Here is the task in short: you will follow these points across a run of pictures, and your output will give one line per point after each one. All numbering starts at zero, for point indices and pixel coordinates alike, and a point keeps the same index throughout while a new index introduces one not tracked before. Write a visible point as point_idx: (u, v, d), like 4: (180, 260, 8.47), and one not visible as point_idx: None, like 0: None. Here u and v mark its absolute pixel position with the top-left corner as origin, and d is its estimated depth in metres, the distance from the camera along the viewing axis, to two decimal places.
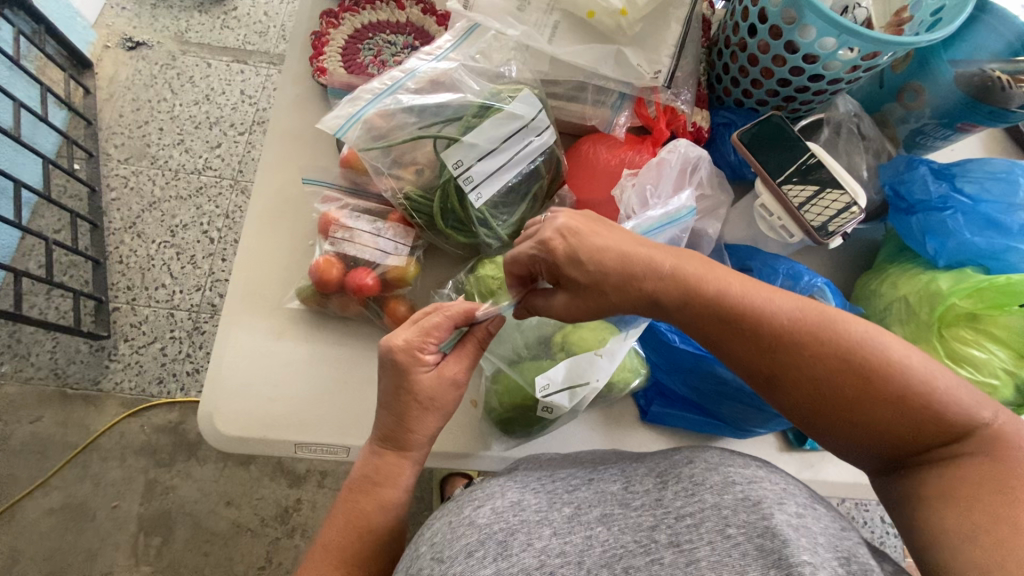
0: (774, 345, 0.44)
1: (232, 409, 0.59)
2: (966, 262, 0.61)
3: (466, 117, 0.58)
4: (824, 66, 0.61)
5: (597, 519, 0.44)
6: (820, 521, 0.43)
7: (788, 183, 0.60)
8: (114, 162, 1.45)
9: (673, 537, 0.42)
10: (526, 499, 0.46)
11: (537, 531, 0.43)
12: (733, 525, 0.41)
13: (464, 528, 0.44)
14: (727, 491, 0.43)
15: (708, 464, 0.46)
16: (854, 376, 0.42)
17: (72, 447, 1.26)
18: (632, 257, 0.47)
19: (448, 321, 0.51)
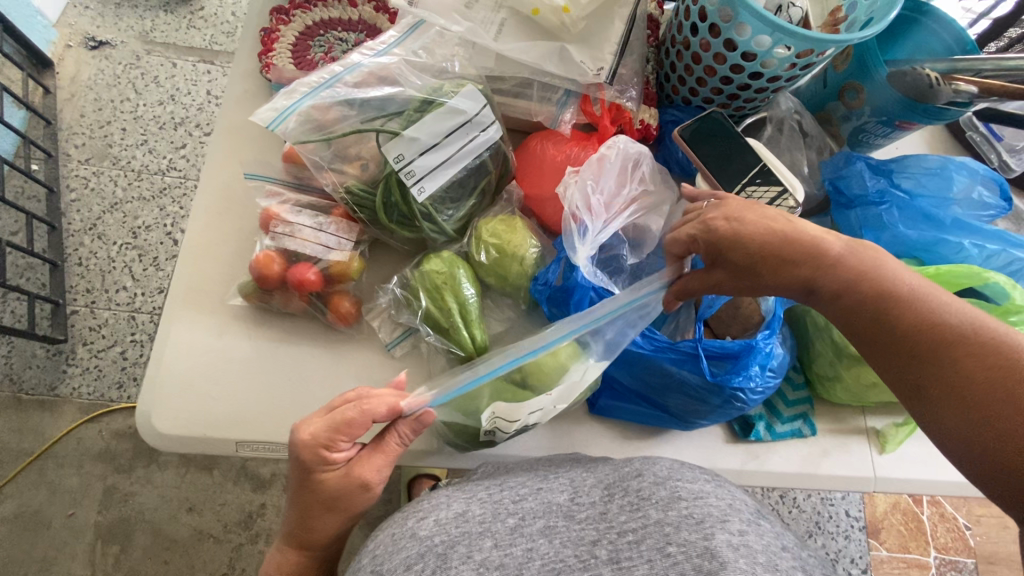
0: (927, 347, 0.44)
1: (171, 408, 0.58)
2: (900, 254, 0.64)
3: (408, 112, 0.58)
4: (762, 63, 0.63)
5: (540, 532, 0.50)
6: (761, 536, 0.49)
7: (750, 185, 0.61)
8: (74, 163, 1.42)
9: (613, 554, 0.48)
10: (471, 510, 0.51)
11: (479, 543, 0.49)
12: (672, 543, 0.47)
13: (405, 541, 0.49)
14: (672, 508, 0.49)
15: (656, 479, 0.52)
16: (1000, 394, 0.41)
17: (27, 455, 1.22)
18: (805, 244, 0.48)
19: (364, 419, 0.49)
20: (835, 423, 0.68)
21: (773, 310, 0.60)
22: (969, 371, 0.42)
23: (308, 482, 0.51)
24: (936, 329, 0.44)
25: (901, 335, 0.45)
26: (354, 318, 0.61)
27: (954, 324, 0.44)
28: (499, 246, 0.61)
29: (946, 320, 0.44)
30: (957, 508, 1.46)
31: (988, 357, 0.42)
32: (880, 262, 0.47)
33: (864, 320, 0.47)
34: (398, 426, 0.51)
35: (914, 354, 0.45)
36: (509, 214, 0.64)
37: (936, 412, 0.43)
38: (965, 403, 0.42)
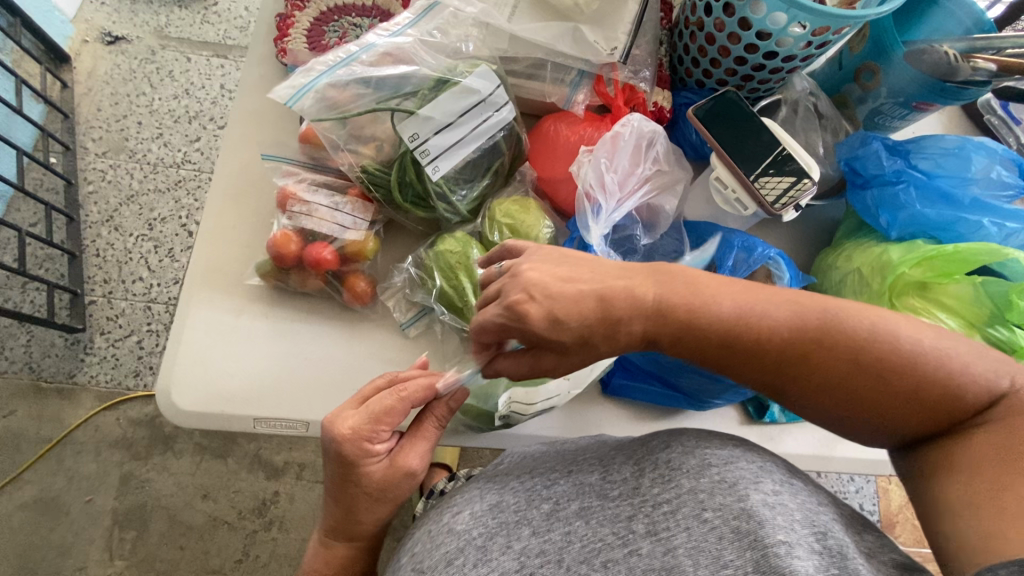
0: (769, 353, 0.44)
1: (189, 385, 0.59)
2: (918, 234, 0.63)
3: (423, 92, 0.58)
4: (776, 42, 0.63)
5: (575, 514, 0.48)
6: (796, 496, 0.45)
7: (764, 175, 0.60)
8: (91, 156, 1.45)
9: (650, 527, 0.45)
10: (505, 500, 0.51)
11: (516, 532, 0.47)
12: (709, 509, 0.44)
13: (442, 537, 0.50)
14: (704, 475, 0.46)
15: (684, 448, 0.49)
16: (892, 375, 0.41)
17: (46, 441, 1.24)
18: (618, 296, 0.45)
19: (403, 404, 0.51)
20: None
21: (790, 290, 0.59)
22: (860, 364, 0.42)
23: (352, 478, 0.51)
24: (768, 342, 0.43)
25: (716, 347, 0.45)
26: (368, 299, 0.61)
27: (785, 332, 0.43)
28: (513, 226, 0.61)
29: (791, 330, 0.43)
30: None
31: (880, 348, 0.41)
32: (694, 286, 0.45)
33: (675, 342, 0.46)
34: (434, 411, 0.53)
35: (782, 368, 0.44)
36: (522, 196, 0.64)
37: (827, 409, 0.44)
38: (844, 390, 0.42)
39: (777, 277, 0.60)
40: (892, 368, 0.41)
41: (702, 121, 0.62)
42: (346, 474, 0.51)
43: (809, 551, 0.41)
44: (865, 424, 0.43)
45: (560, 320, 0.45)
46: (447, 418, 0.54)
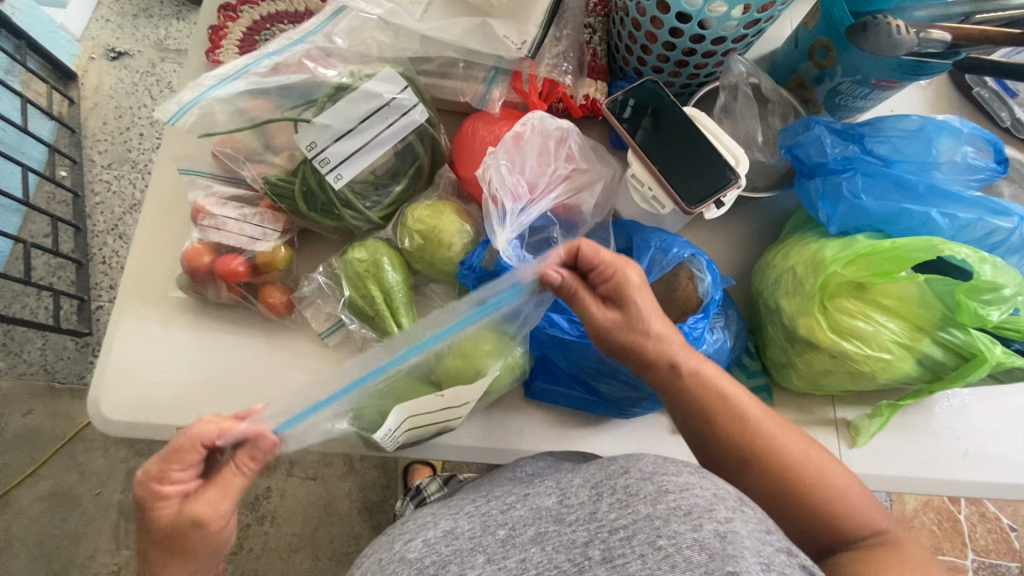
0: (738, 426, 0.50)
1: (117, 396, 0.61)
2: (861, 228, 0.57)
3: (321, 100, 0.57)
4: (700, 23, 0.58)
5: (531, 540, 0.42)
6: (748, 522, 0.41)
7: (724, 181, 0.55)
8: (97, 168, 1.52)
9: (606, 554, 0.40)
10: (460, 526, 0.45)
11: (470, 560, 0.42)
12: (663, 536, 0.39)
13: (392, 566, 0.43)
14: (660, 501, 0.41)
15: (642, 474, 0.43)
16: (817, 474, 0.49)
17: (60, 438, 1.33)
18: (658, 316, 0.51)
19: (187, 442, 0.45)
20: (800, 413, 0.64)
21: (711, 293, 0.55)
22: (804, 460, 0.49)
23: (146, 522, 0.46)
24: (747, 419, 0.50)
25: (703, 405, 0.50)
26: (287, 312, 0.62)
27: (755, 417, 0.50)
28: (424, 232, 0.60)
29: (767, 421, 0.50)
30: (1000, 507, 1.36)
31: (812, 455, 0.50)
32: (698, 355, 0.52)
33: (673, 386, 0.51)
34: (233, 458, 0.46)
35: (751, 446, 0.49)
36: (438, 200, 0.62)
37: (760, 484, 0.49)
38: (777, 477, 0.49)
39: (699, 278, 0.56)
40: (814, 470, 0.49)
41: (625, 120, 0.58)
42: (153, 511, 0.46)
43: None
44: (776, 499, 0.49)
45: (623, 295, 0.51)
46: (253, 466, 0.47)
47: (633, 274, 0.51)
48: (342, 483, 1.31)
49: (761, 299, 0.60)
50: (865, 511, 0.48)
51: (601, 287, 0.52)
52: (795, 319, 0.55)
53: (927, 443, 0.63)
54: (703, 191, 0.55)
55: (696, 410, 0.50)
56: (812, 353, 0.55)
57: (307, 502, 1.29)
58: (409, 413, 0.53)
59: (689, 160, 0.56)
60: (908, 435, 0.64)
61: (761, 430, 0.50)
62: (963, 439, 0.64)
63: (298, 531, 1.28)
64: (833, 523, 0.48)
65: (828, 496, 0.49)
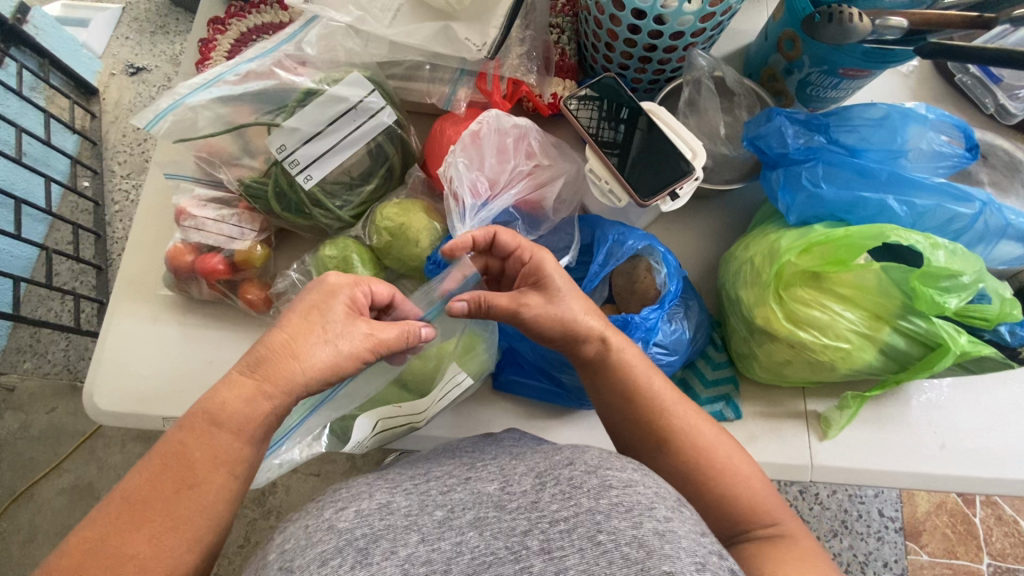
0: (653, 408, 0.51)
1: (109, 387, 0.65)
2: (821, 218, 0.57)
3: (290, 105, 0.60)
4: (657, 17, 0.58)
5: (469, 523, 0.41)
6: (685, 523, 0.41)
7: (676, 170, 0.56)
8: (117, 179, 1.59)
9: (544, 545, 0.39)
10: (395, 501, 0.43)
11: (403, 538, 0.40)
12: (603, 531, 0.39)
13: (320, 535, 0.40)
14: (602, 496, 0.41)
15: (587, 467, 0.43)
16: (725, 462, 0.49)
17: (80, 434, 1.40)
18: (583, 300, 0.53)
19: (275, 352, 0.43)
20: (769, 406, 0.63)
21: (668, 284, 0.56)
22: (716, 445, 0.50)
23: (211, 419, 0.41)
24: (663, 401, 0.51)
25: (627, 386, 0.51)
26: (263, 307, 0.64)
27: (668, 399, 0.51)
28: (392, 229, 0.62)
29: (683, 407, 0.51)
30: (1021, 511, 1.31)
31: (722, 444, 0.50)
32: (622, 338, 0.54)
33: (596, 367, 0.52)
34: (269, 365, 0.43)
35: (665, 428, 0.50)
36: (408, 199, 0.65)
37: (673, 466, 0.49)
38: (688, 460, 0.49)
39: (656, 270, 0.57)
40: (725, 458, 0.49)
41: (623, 120, 0.59)
42: (179, 466, 0.40)
43: None
44: (687, 483, 0.49)
45: (541, 284, 0.52)
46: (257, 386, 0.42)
47: (550, 262, 0.53)
48: (345, 480, 1.34)
49: (724, 290, 0.60)
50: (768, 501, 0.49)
51: (523, 279, 0.54)
52: (753, 310, 0.55)
53: (901, 437, 0.62)
54: (657, 184, 0.56)
55: (618, 388, 0.51)
56: (771, 343, 0.55)
57: (312, 497, 1.33)
58: (382, 416, 0.53)
59: (645, 153, 0.57)
60: (882, 428, 0.63)
61: (674, 413, 0.51)
62: (939, 433, 0.62)
63: None
64: (742, 512, 0.48)
65: (734, 483, 0.49)
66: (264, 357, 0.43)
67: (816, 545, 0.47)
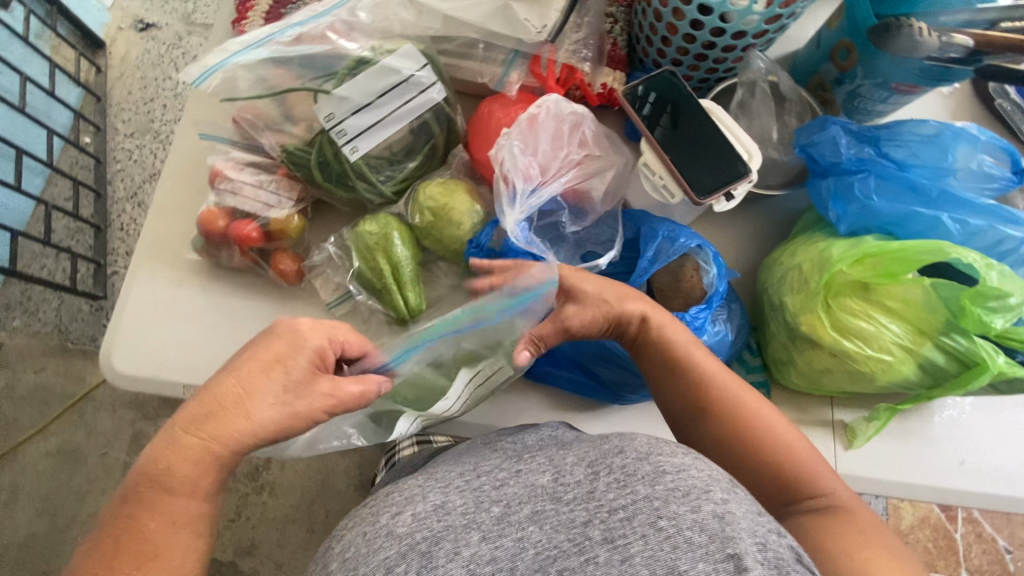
0: (701, 380, 0.52)
1: (128, 350, 0.63)
2: (870, 229, 0.57)
3: (342, 73, 0.58)
4: (722, 16, 0.58)
5: (528, 518, 0.41)
6: (742, 505, 0.41)
7: (727, 162, 0.56)
8: (120, 137, 1.53)
9: (606, 533, 0.40)
10: (451, 500, 0.43)
11: (464, 537, 0.41)
12: (664, 516, 0.39)
13: (381, 540, 0.41)
14: (658, 483, 0.41)
15: (638, 454, 0.43)
16: (772, 432, 0.50)
17: (70, 397, 1.36)
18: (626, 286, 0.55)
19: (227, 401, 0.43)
20: (797, 413, 0.64)
21: (716, 285, 0.56)
22: (760, 416, 0.51)
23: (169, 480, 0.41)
24: (710, 374, 0.52)
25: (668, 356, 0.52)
26: (294, 279, 0.63)
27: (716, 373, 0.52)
28: (434, 209, 0.61)
29: (731, 380, 0.52)
30: (996, 529, 1.35)
31: (771, 418, 0.51)
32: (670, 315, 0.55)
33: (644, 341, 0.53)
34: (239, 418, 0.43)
35: (708, 396, 0.51)
36: (450, 179, 0.63)
37: (720, 437, 0.50)
38: (733, 431, 0.50)
39: (704, 270, 0.57)
40: (772, 430, 0.50)
41: (647, 117, 0.58)
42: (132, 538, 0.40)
43: (755, 561, 0.37)
44: (733, 455, 0.50)
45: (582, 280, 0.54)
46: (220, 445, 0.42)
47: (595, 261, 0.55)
48: (341, 460, 1.33)
49: (765, 295, 0.60)
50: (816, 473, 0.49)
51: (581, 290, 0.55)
52: (797, 316, 0.56)
53: (923, 451, 0.63)
54: (713, 181, 0.55)
55: (667, 360, 0.52)
56: (812, 350, 0.56)
57: (306, 474, 1.32)
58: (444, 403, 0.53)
59: (702, 146, 0.57)
60: (906, 442, 0.64)
61: (723, 386, 0.51)
62: (960, 449, 0.63)
63: (295, 503, 1.31)
64: (791, 482, 0.49)
65: (780, 454, 0.49)
66: (212, 412, 0.43)
67: (876, 521, 0.47)
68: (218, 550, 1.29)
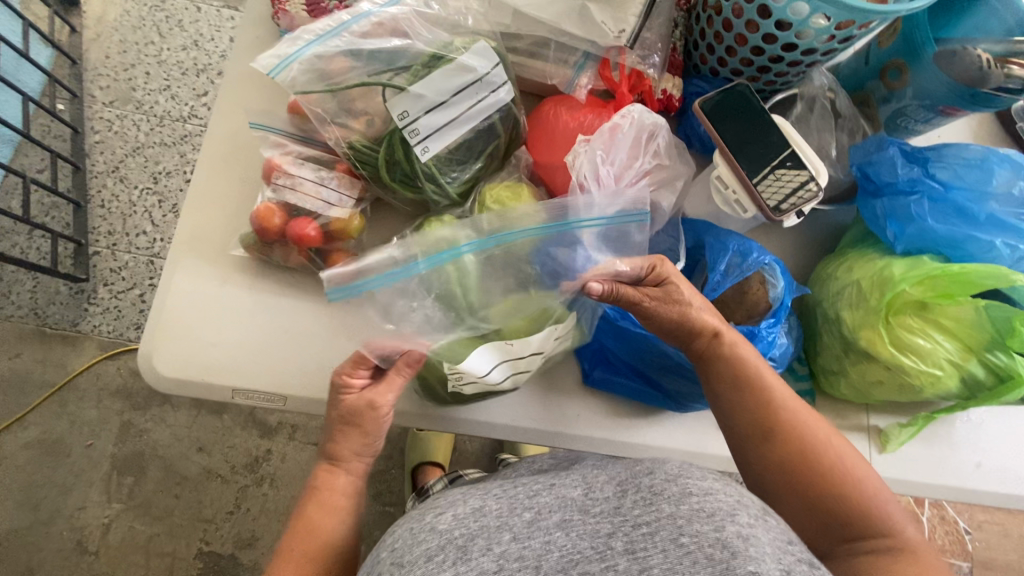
0: (769, 408, 0.54)
1: (172, 352, 0.59)
2: (925, 249, 0.60)
3: (415, 67, 0.56)
4: (797, 34, 0.58)
5: (556, 524, 0.40)
6: (768, 531, 0.40)
7: (778, 168, 0.56)
8: (98, 105, 1.41)
9: (629, 545, 0.38)
10: (488, 504, 0.43)
11: (497, 538, 0.40)
12: (687, 533, 0.38)
13: (423, 534, 0.41)
14: (683, 502, 0.40)
15: (667, 476, 0.42)
16: (837, 466, 0.52)
17: (50, 385, 1.28)
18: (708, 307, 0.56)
19: None
20: (836, 418, 0.67)
21: (782, 299, 0.58)
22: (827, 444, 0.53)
23: None
24: (779, 403, 0.54)
25: (744, 378, 0.54)
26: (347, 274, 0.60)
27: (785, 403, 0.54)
28: (502, 213, 0.59)
29: (799, 409, 0.54)
30: (959, 512, 1.45)
31: (838, 450, 0.53)
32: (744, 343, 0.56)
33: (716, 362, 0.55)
34: None
35: (775, 424, 0.53)
36: (515, 181, 0.62)
37: (782, 465, 0.53)
38: (797, 462, 0.52)
39: (771, 284, 0.58)
40: (839, 462, 0.52)
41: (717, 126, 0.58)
42: None
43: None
44: (796, 488, 0.52)
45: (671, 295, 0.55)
46: None
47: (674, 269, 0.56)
48: None
49: (818, 307, 0.63)
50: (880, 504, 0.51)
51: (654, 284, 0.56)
52: (856, 331, 0.58)
53: (947, 454, 0.68)
54: (783, 198, 0.57)
55: (736, 385, 0.54)
56: (866, 363, 0.59)
57: (308, 466, 1.28)
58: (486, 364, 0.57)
59: (773, 159, 0.57)
60: (934, 446, 0.68)
61: (791, 415, 0.53)
62: (978, 452, 0.68)
63: (296, 495, 1.27)
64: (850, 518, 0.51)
65: (845, 491, 0.51)
66: None
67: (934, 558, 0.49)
68: (217, 544, 1.24)
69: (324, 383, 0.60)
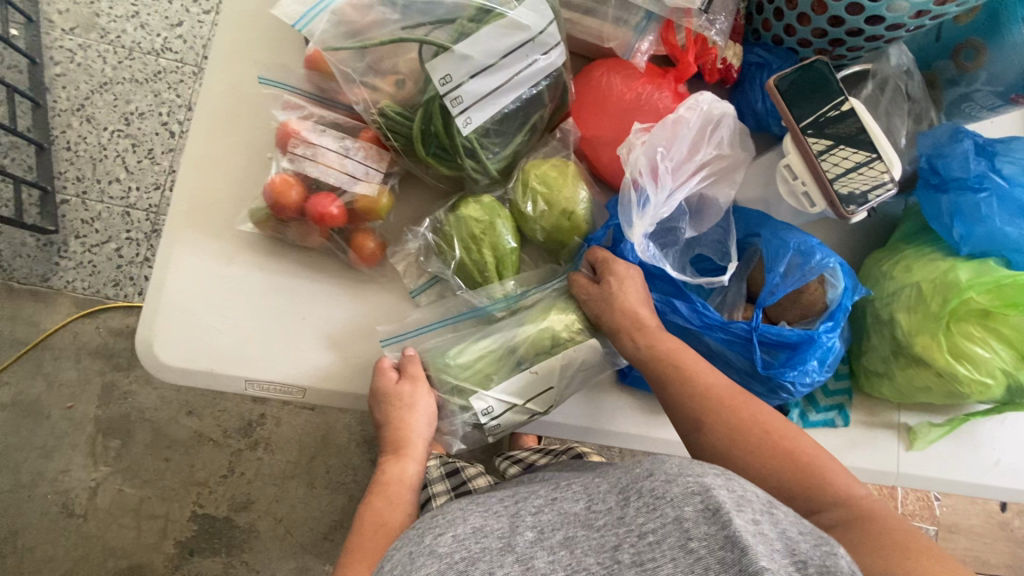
0: (694, 397, 0.50)
1: (177, 338, 0.53)
2: (989, 253, 0.57)
3: (461, 22, 0.48)
4: (888, 6, 0.51)
5: (560, 543, 0.35)
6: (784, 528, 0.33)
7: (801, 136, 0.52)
8: (57, 32, 1.25)
9: (636, 557, 0.33)
10: (489, 524, 0.38)
11: (499, 563, 0.35)
12: (695, 537, 0.32)
13: (422, 560, 0.36)
14: (687, 503, 0.33)
15: (667, 475, 0.36)
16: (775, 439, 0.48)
17: (21, 344, 1.20)
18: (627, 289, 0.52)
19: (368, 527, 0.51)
20: (869, 416, 0.66)
21: (840, 300, 0.54)
22: (758, 423, 0.49)
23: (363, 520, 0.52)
24: (702, 382, 0.50)
25: (673, 368, 0.50)
26: (375, 259, 0.55)
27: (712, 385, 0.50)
28: (547, 196, 0.53)
29: (724, 389, 0.50)
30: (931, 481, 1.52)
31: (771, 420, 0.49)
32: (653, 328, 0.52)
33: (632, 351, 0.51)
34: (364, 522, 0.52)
35: (704, 409, 0.49)
36: (561, 158, 0.56)
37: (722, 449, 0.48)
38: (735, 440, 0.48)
39: (831, 285, 0.54)
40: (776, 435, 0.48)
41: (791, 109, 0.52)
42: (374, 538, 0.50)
43: None
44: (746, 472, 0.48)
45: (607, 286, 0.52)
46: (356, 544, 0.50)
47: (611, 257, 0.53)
48: (341, 416, 1.26)
49: (869, 308, 0.61)
50: (831, 476, 0.46)
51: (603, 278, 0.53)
52: (911, 336, 0.56)
53: (975, 451, 0.67)
54: (847, 184, 0.52)
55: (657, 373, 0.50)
56: (916, 368, 0.57)
57: (304, 430, 1.25)
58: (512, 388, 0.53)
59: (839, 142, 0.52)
60: (961, 444, 0.67)
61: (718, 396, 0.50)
62: (996, 450, 0.67)
63: (293, 459, 1.24)
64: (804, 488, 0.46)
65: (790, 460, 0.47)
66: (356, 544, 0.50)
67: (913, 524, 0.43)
68: (211, 507, 1.22)
69: (348, 376, 0.55)
